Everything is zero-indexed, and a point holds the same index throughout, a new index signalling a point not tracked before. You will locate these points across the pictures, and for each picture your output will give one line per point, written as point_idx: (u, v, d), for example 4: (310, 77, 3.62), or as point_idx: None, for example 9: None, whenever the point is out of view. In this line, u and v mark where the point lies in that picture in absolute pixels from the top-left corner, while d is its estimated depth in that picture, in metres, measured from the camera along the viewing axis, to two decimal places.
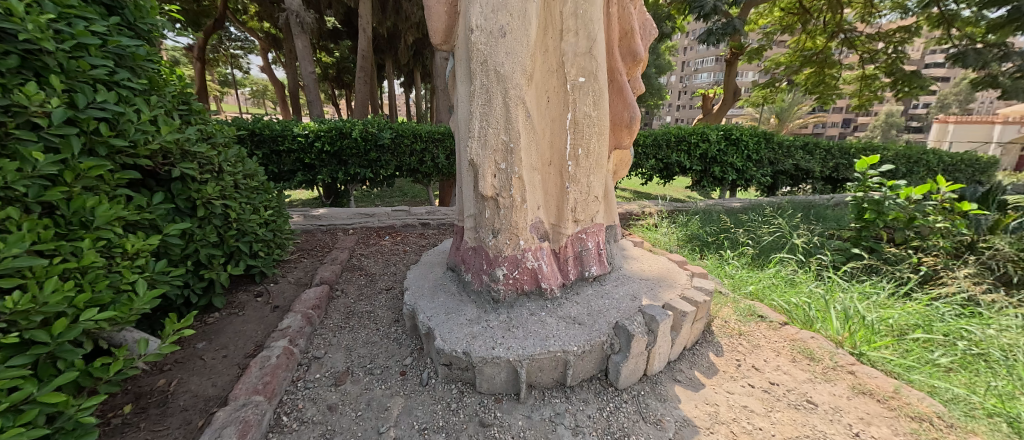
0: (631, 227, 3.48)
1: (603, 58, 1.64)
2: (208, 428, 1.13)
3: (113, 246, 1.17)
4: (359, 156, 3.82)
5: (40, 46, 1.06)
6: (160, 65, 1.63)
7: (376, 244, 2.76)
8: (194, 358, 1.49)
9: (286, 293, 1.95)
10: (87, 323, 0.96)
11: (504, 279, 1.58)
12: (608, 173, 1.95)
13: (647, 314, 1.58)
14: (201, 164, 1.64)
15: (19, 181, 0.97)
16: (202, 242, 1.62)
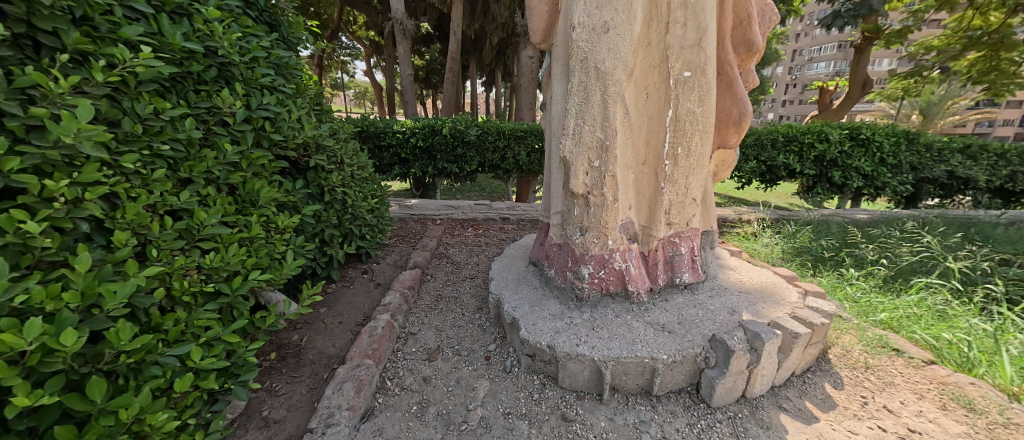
0: (726, 235, 3.16)
1: (713, 50, 1.55)
2: (331, 381, 1.34)
3: (269, 223, 1.44)
4: (448, 152, 4.08)
5: (231, 60, 1.35)
6: (304, 72, 1.91)
7: (461, 235, 2.90)
8: (318, 321, 1.75)
9: (386, 272, 2.18)
10: (254, 279, 1.23)
11: (590, 278, 1.58)
12: (709, 174, 1.84)
13: (749, 331, 1.45)
14: (330, 157, 1.91)
15: (216, 167, 1.26)
16: (328, 224, 1.89)
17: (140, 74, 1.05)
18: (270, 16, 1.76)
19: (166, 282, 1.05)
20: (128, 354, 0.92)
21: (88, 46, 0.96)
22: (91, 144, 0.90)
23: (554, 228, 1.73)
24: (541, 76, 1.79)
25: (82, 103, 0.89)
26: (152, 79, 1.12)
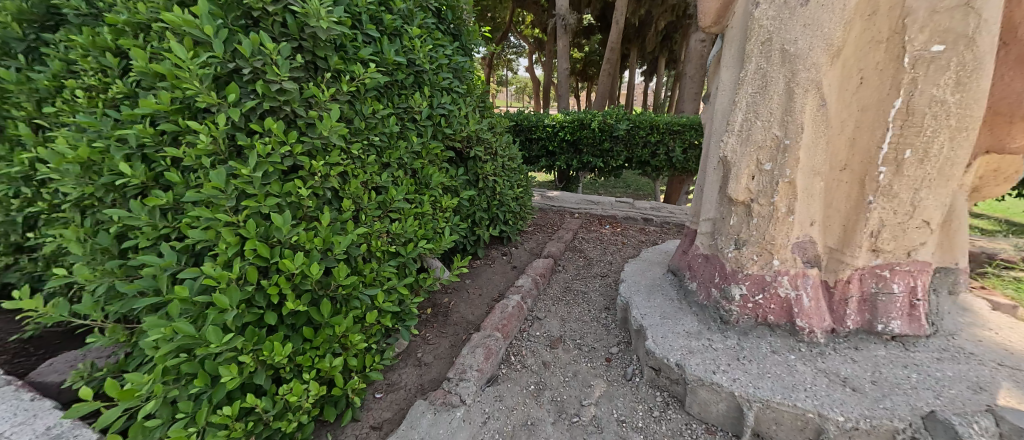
0: (981, 275, 2.16)
1: (995, 9, 1.08)
2: (467, 343, 1.54)
3: (436, 203, 1.73)
4: (594, 145, 3.96)
5: (423, 67, 1.63)
6: (475, 73, 2.09)
7: (597, 231, 2.83)
8: (464, 289, 2.01)
9: (522, 257, 2.33)
10: (423, 246, 1.50)
11: (740, 300, 1.37)
12: (965, 189, 1.32)
13: (1006, 422, 0.99)
14: (487, 149, 2.14)
15: (405, 155, 1.58)
16: (478, 208, 2.13)
17: (367, 85, 1.37)
18: (455, 27, 2.03)
19: (368, 241, 1.34)
20: (345, 287, 1.21)
21: (343, 66, 1.30)
22: (337, 136, 1.24)
23: (702, 236, 1.55)
24: (710, 61, 1.62)
25: (336, 107, 1.24)
26: (375, 86, 1.46)
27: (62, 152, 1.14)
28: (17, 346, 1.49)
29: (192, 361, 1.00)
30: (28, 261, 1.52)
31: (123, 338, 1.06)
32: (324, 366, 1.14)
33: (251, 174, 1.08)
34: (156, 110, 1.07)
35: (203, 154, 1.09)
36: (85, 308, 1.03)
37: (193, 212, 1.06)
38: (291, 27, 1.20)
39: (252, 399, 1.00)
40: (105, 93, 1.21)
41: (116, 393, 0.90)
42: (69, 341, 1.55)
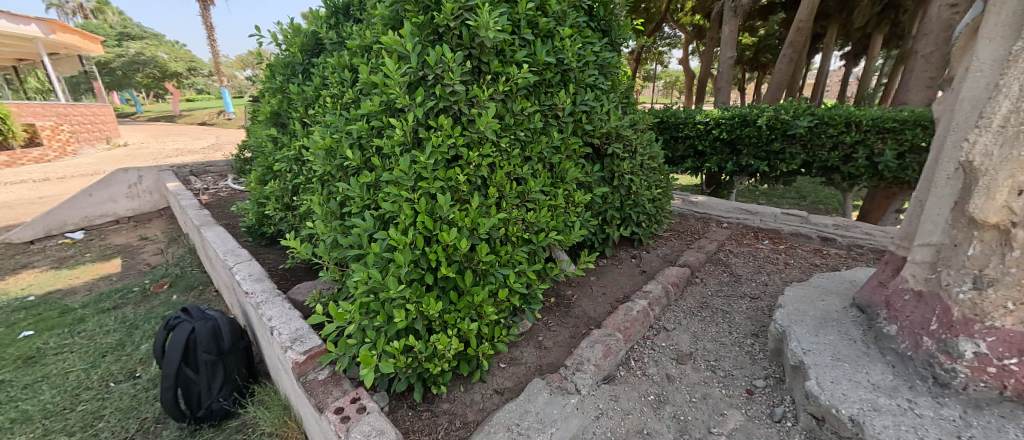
0: None
1: None
2: (587, 337, 1.55)
3: (569, 197, 1.75)
4: (759, 145, 3.43)
5: (569, 65, 1.68)
6: (622, 69, 2.05)
7: (751, 246, 2.43)
8: (587, 285, 1.99)
9: (653, 262, 2.18)
10: (553, 237, 1.56)
11: (971, 361, 1.04)
12: None
13: None
14: (625, 145, 2.07)
15: (546, 149, 1.65)
16: (611, 205, 2.08)
17: (519, 84, 1.50)
18: (605, 23, 2.00)
19: (507, 226, 1.47)
20: (484, 262, 1.38)
21: (501, 69, 1.46)
22: (490, 130, 1.40)
23: (916, 266, 1.25)
24: (959, 34, 1.28)
25: (492, 106, 1.40)
26: (527, 84, 1.58)
27: (320, 140, 1.60)
28: (282, 273, 2.22)
29: (374, 299, 1.28)
30: (291, 216, 2.21)
31: (337, 276, 1.45)
32: (464, 327, 1.31)
33: (427, 160, 1.34)
34: (370, 111, 1.42)
35: (397, 145, 1.38)
36: (322, 252, 1.46)
37: (386, 189, 1.36)
38: (464, 38, 1.41)
39: (411, 338, 1.24)
40: (340, 100, 1.72)
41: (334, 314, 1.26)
42: (307, 274, 2.21)
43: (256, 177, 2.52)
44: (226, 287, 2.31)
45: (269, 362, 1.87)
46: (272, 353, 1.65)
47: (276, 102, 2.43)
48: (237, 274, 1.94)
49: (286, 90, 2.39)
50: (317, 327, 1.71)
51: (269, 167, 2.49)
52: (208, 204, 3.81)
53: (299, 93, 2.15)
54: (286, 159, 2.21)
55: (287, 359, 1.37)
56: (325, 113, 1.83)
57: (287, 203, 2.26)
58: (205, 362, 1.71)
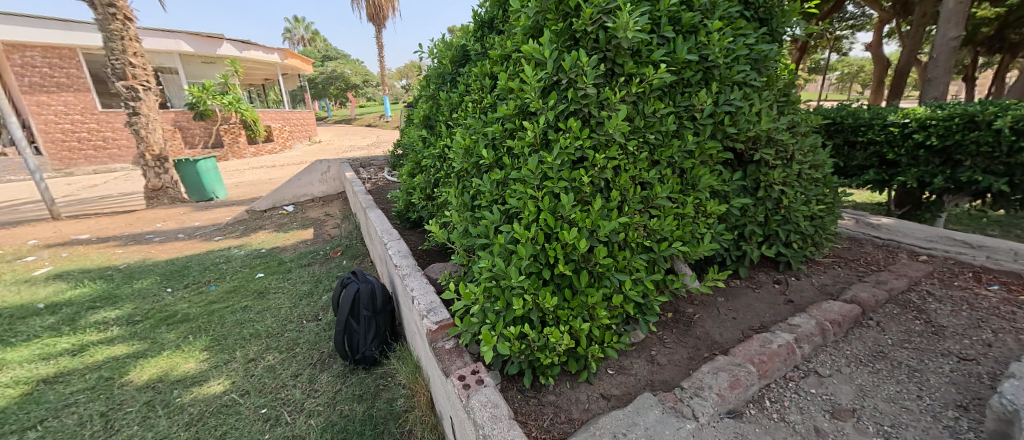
0: None
1: None
2: (710, 363, 1.40)
3: (699, 207, 1.56)
4: (993, 155, 2.63)
5: (715, 62, 1.52)
6: (780, 62, 1.77)
7: (964, 289, 1.86)
8: (713, 306, 1.78)
9: (805, 292, 1.84)
10: (677, 248, 1.43)
11: None
12: None
13: None
14: (778, 151, 1.78)
15: (677, 152, 1.50)
16: (752, 220, 1.81)
17: (654, 85, 1.41)
18: (764, 11, 1.79)
19: (626, 231, 1.39)
20: (601, 265, 1.34)
21: (636, 70, 1.39)
22: (619, 133, 1.35)
23: None
24: None
25: (623, 108, 1.34)
26: (661, 85, 1.46)
27: (462, 138, 1.74)
28: (421, 253, 2.51)
29: (496, 284, 1.34)
30: (431, 205, 2.50)
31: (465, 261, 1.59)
32: (576, 325, 1.30)
33: (554, 162, 1.35)
34: (506, 115, 1.48)
35: (529, 146, 1.43)
36: (456, 238, 1.61)
37: (513, 186, 1.42)
38: (601, 41, 1.38)
39: (525, 328, 1.28)
40: (479, 104, 1.89)
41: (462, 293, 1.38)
42: (439, 256, 2.45)
43: (407, 171, 2.89)
44: (380, 259, 2.73)
45: (404, 327, 2.36)
46: (410, 321, 1.93)
47: (428, 107, 2.74)
48: (388, 250, 2.28)
49: (437, 97, 2.66)
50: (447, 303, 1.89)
51: (417, 162, 2.85)
52: (372, 190, 4.57)
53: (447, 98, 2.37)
54: (431, 157, 2.49)
55: (424, 326, 1.54)
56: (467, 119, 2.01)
57: (428, 194, 2.54)
58: (364, 317, 2.26)
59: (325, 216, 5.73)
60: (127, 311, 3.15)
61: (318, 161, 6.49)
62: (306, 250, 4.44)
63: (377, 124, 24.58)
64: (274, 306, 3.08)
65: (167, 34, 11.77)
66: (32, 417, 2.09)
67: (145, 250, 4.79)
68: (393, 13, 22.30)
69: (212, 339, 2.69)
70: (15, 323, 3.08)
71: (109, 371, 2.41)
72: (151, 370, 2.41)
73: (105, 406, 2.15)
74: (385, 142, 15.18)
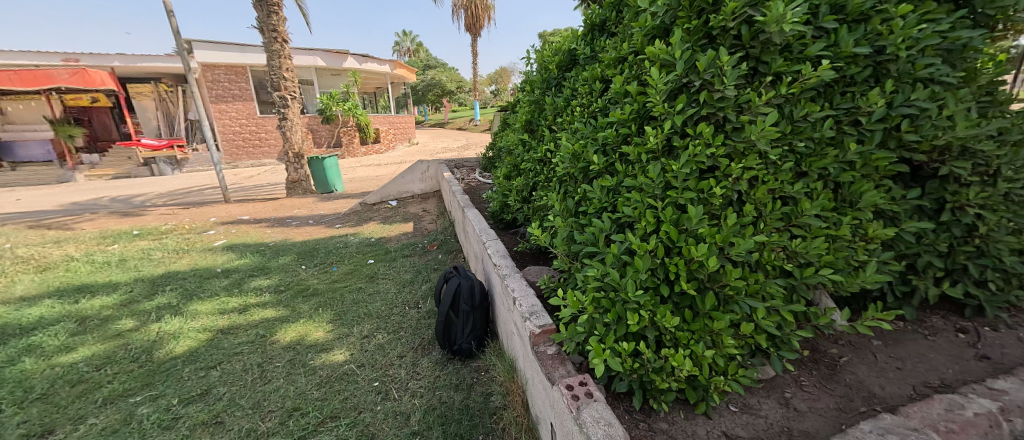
0: None
1: None
2: (870, 418, 1.23)
3: (859, 228, 1.41)
4: None
5: (895, 56, 1.37)
6: (983, 55, 1.54)
7: None
8: (869, 350, 1.56)
9: (1005, 347, 1.52)
10: (826, 274, 1.28)
11: None
12: None
13: None
14: (976, 166, 1.53)
15: (833, 163, 1.36)
16: (929, 249, 1.59)
17: (808, 84, 1.29)
18: None
19: (762, 251, 1.29)
20: (731, 287, 1.25)
21: (787, 67, 1.27)
22: (765, 140, 1.24)
23: None
24: None
25: (771, 112, 1.24)
26: (813, 85, 1.32)
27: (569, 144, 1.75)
28: (517, 254, 2.58)
29: (609, 294, 1.33)
30: (527, 208, 2.56)
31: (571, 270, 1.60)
32: (698, 351, 1.22)
33: (678, 168, 1.29)
34: (619, 119, 1.48)
35: (644, 152, 1.39)
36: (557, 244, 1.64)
37: (627, 195, 1.40)
38: (744, 37, 1.31)
39: (642, 346, 1.25)
40: (588, 107, 1.86)
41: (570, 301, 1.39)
42: (534, 258, 2.50)
43: (504, 173, 2.98)
44: (478, 256, 2.87)
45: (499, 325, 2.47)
46: (508, 319, 2.02)
47: (529, 111, 2.81)
48: (488, 249, 2.40)
49: (541, 101, 2.68)
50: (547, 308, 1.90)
51: (516, 165, 2.93)
52: (466, 190, 4.77)
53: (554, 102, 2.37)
54: (530, 161, 2.55)
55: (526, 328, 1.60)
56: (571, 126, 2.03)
57: (525, 196, 2.62)
58: (464, 310, 2.42)
59: (422, 212, 6.12)
60: (276, 281, 3.83)
61: (419, 162, 6.95)
62: (407, 241, 4.82)
63: (468, 128, 25.87)
64: (383, 290, 3.53)
65: (308, 52, 14.92)
66: (213, 358, 2.66)
67: (286, 232, 5.72)
68: (487, 23, 23.38)
69: (336, 313, 3.16)
70: (203, 281, 3.95)
71: (264, 330, 2.97)
72: (293, 333, 2.89)
73: (261, 358, 2.64)
74: (475, 145, 15.85)
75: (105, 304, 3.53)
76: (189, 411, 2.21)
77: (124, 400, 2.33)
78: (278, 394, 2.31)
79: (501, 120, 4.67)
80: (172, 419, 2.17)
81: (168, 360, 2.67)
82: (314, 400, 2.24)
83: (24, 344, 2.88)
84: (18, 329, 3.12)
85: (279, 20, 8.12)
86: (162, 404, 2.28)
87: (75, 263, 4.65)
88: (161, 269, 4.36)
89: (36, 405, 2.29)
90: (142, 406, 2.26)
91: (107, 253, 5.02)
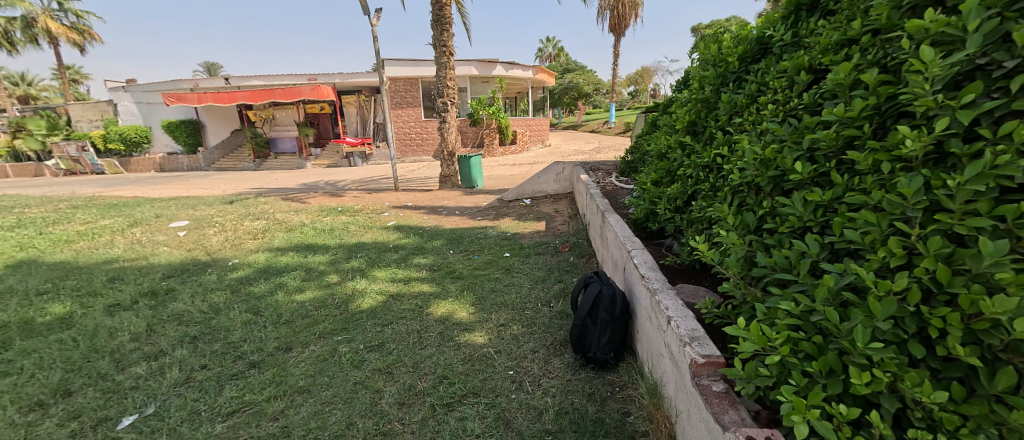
0: None
1: None
2: None
3: None
4: None
5: None
6: None
7: None
8: None
9: None
10: None
11: None
12: None
13: None
14: None
15: None
16: None
17: None
18: None
19: None
20: None
21: None
22: None
23: None
24: None
25: None
26: None
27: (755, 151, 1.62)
28: (663, 268, 2.46)
29: (821, 337, 1.17)
30: (680, 219, 2.40)
31: (756, 298, 1.45)
32: None
33: (961, 185, 1.00)
34: (840, 116, 1.32)
35: (889, 158, 1.16)
36: (730, 263, 1.55)
37: (851, 214, 1.21)
38: None
39: (876, 418, 1.01)
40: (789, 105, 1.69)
41: (755, 336, 1.27)
42: (683, 275, 2.34)
43: (652, 178, 2.86)
44: (618, 264, 2.81)
45: (638, 339, 2.39)
46: (655, 338, 1.93)
47: (690, 111, 2.59)
48: (634, 258, 2.32)
49: (712, 99, 2.41)
50: (715, 338, 1.75)
51: (667, 169, 2.75)
52: (606, 193, 4.67)
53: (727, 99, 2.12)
54: (689, 166, 2.38)
55: (688, 356, 1.52)
56: (752, 130, 1.83)
57: (678, 205, 2.46)
58: (602, 319, 2.37)
59: (554, 212, 6.18)
60: (430, 261, 4.56)
61: (555, 162, 7.01)
62: (540, 240, 4.95)
63: (604, 130, 25.36)
64: (518, 283, 3.76)
65: (464, 62, 16.45)
66: (387, 318, 3.37)
67: (439, 220, 6.54)
68: (635, 20, 22.42)
69: (478, 298, 3.57)
70: (381, 253, 4.94)
71: (422, 302, 3.59)
72: (443, 308, 3.44)
73: (420, 326, 3.20)
74: (608, 149, 15.34)
75: (323, 261, 4.75)
76: (372, 357, 2.84)
77: (331, 337, 3.15)
78: (432, 360, 2.77)
79: (648, 121, 4.43)
80: (361, 360, 2.82)
81: (357, 312, 3.50)
82: (458, 373, 2.62)
83: (279, 282, 4.19)
84: (281, 269, 4.57)
85: (447, 36, 9.14)
86: (354, 346, 2.99)
87: (306, 228, 6.30)
88: (354, 240, 5.54)
89: (284, 328, 3.32)
90: (342, 345, 3.02)
91: (318, 224, 6.48)
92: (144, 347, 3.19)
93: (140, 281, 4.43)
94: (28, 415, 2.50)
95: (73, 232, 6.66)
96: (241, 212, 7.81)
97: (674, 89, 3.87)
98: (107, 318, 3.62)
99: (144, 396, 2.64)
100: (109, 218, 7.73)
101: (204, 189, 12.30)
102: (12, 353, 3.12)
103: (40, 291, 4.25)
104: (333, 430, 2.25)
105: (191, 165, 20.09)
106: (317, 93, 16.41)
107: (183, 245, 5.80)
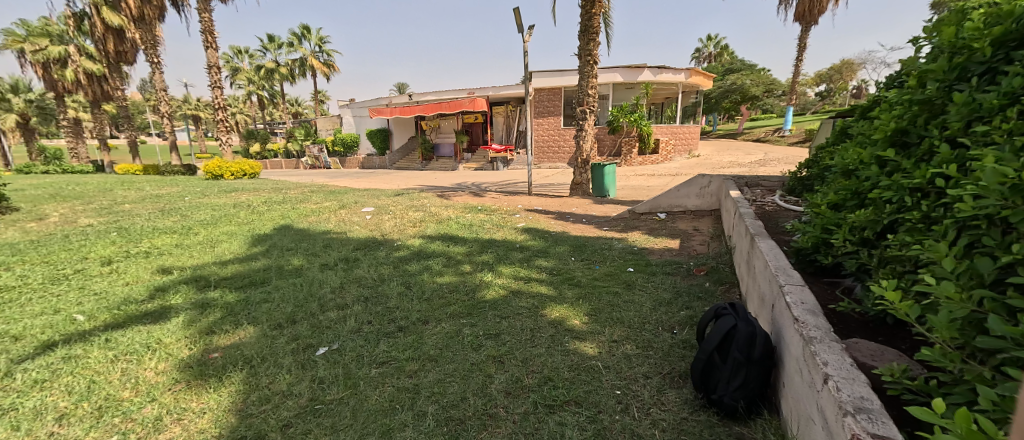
0: None
1: None
2: None
3: None
4: None
5: None
6: None
7: None
8: None
9: None
10: None
11: None
12: None
13: None
14: None
15: None
16: None
17: None
18: None
19: None
20: None
21: None
22: None
23: None
24: None
25: None
26: None
27: (1006, 173, 1.19)
28: (834, 316, 1.98)
29: None
30: (867, 255, 1.92)
31: (980, 379, 1.07)
32: None
33: None
34: None
35: None
36: (939, 322, 1.16)
37: None
38: None
39: None
40: None
41: (964, 428, 0.90)
42: (865, 330, 1.85)
43: (830, 200, 2.36)
44: (766, 300, 2.37)
45: (782, 394, 1.98)
46: (806, 398, 1.56)
47: (899, 116, 2.06)
48: (788, 297, 1.92)
49: (936, 101, 1.87)
50: (898, 416, 1.34)
51: (855, 190, 2.24)
52: (759, 214, 4.06)
53: (965, 101, 1.61)
54: (889, 188, 1.89)
55: (849, 430, 1.18)
56: (1006, 145, 1.35)
57: (867, 237, 1.98)
58: (735, 359, 2.03)
59: (692, 231, 5.62)
60: (553, 265, 4.57)
61: (700, 175, 6.39)
62: (671, 259, 4.55)
63: (771, 142, 22.03)
64: (638, 302, 3.49)
65: (610, 69, 16.21)
66: (507, 311, 3.45)
67: (567, 226, 6.54)
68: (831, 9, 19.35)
69: (593, 308, 3.44)
70: (508, 251, 5.13)
71: (539, 303, 3.59)
72: (558, 312, 3.39)
73: (533, 325, 3.21)
74: (772, 162, 13.30)
75: (461, 252, 5.13)
76: (489, 344, 2.95)
77: (458, 319, 3.37)
78: (540, 359, 2.74)
79: (839, 128, 3.66)
80: (479, 345, 2.96)
81: (482, 302, 3.67)
82: (564, 378, 2.54)
83: (425, 264, 4.68)
84: (430, 254, 5.09)
85: (595, 45, 9.08)
86: (475, 331, 3.14)
87: (454, 221, 6.95)
88: (488, 236, 5.87)
89: (426, 303, 3.68)
90: (465, 328, 3.19)
91: (461, 220, 7.05)
92: (337, 298, 3.87)
93: (339, 249, 5.40)
94: (274, 331, 3.30)
95: (309, 208, 8.55)
96: (408, 203, 9.04)
97: (883, 86, 3.09)
98: (320, 273, 4.53)
99: (333, 335, 3.21)
100: (328, 200, 9.70)
101: (387, 184, 14.70)
102: (269, 288, 4.15)
103: (287, 248, 5.53)
104: (449, 400, 2.39)
105: (380, 164, 24.28)
106: (474, 105, 18.07)
107: (369, 225, 6.94)
